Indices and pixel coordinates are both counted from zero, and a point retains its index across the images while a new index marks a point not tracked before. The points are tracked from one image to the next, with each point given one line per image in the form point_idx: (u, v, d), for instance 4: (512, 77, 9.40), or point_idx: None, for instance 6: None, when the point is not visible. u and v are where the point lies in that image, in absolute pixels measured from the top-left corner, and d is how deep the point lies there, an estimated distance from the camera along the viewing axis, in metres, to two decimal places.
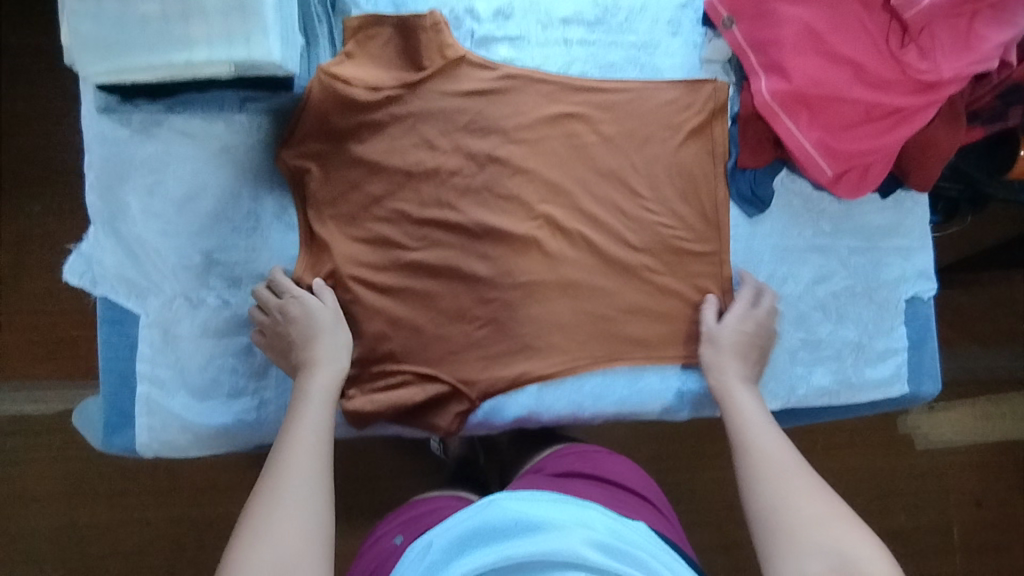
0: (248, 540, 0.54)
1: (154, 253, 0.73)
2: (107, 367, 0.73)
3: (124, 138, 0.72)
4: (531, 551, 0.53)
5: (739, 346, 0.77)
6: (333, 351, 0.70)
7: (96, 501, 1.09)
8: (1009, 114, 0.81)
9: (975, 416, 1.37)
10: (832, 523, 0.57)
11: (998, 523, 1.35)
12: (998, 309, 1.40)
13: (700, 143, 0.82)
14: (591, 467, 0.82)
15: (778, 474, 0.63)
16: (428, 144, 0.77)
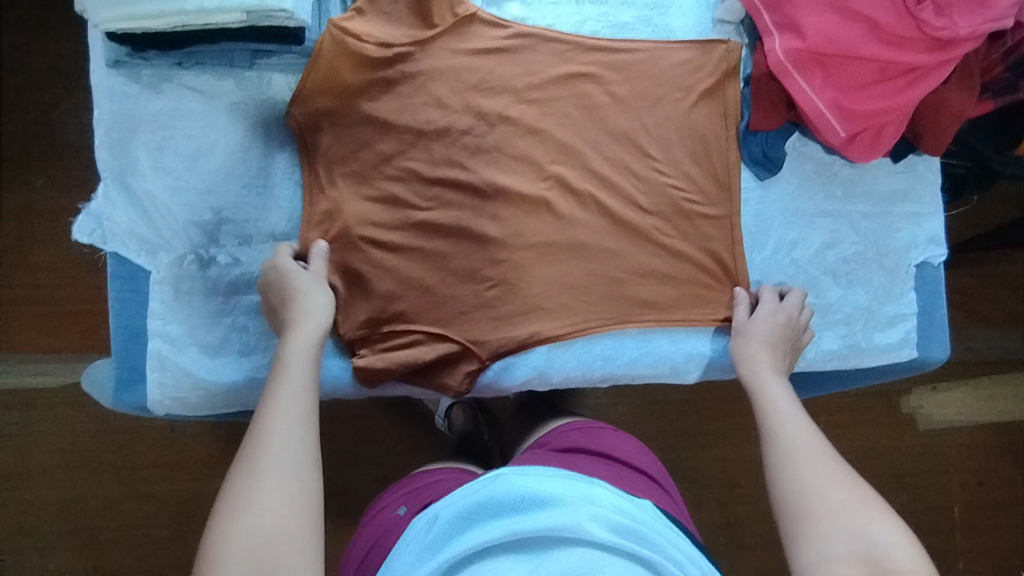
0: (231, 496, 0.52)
1: (164, 209, 0.73)
2: (120, 324, 0.73)
3: (134, 93, 0.72)
4: (538, 529, 0.51)
5: (769, 336, 0.76)
6: (317, 315, 0.68)
7: (102, 473, 1.10)
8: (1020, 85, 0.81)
9: (977, 396, 1.37)
10: (859, 510, 0.54)
11: (1000, 502, 1.36)
12: (1005, 289, 1.40)
13: (713, 104, 0.82)
14: (594, 444, 0.77)
15: (803, 460, 0.60)
16: (439, 102, 0.76)
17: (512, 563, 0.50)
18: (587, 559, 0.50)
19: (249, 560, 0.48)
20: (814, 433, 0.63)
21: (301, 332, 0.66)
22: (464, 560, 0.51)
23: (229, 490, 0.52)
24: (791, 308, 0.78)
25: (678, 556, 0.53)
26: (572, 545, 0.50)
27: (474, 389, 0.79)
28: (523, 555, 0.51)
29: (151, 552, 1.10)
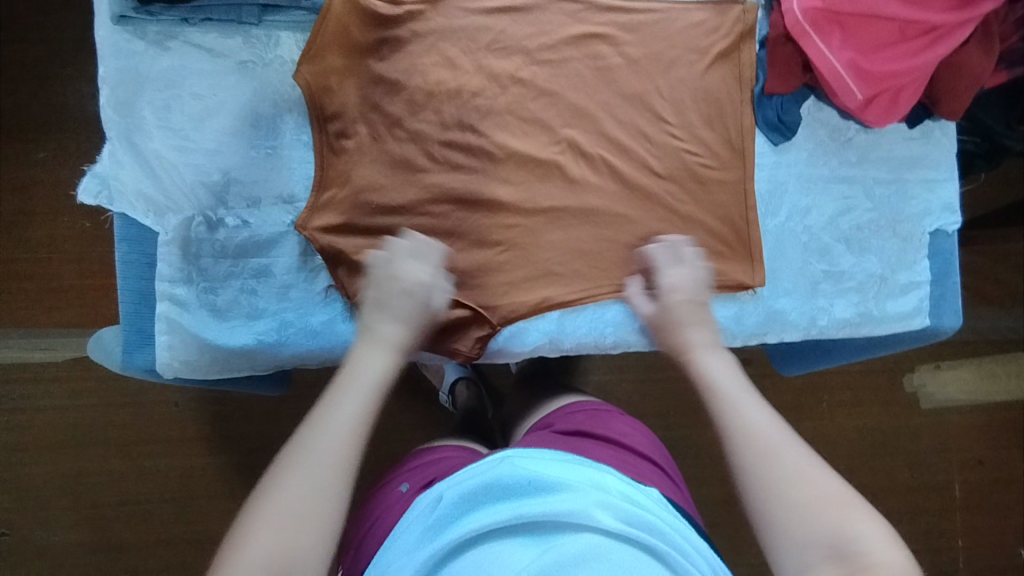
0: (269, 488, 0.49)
1: (172, 169, 0.71)
2: (128, 286, 0.72)
3: (140, 50, 0.71)
4: (544, 511, 0.51)
5: (679, 312, 0.70)
6: (395, 342, 0.63)
7: (106, 447, 1.09)
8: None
9: (980, 375, 1.37)
10: (835, 503, 0.50)
11: (1000, 481, 1.36)
12: (1010, 268, 1.40)
13: (728, 67, 0.80)
14: (599, 428, 0.75)
15: (773, 445, 0.55)
16: (450, 63, 0.75)
17: (517, 546, 0.50)
18: (588, 545, 0.49)
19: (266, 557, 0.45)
20: (774, 419, 0.57)
21: (374, 349, 0.61)
22: (467, 541, 0.51)
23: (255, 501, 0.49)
24: (688, 269, 0.74)
25: (685, 546, 0.53)
26: (576, 531, 0.50)
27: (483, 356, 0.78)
28: (528, 538, 0.50)
29: (157, 525, 1.10)
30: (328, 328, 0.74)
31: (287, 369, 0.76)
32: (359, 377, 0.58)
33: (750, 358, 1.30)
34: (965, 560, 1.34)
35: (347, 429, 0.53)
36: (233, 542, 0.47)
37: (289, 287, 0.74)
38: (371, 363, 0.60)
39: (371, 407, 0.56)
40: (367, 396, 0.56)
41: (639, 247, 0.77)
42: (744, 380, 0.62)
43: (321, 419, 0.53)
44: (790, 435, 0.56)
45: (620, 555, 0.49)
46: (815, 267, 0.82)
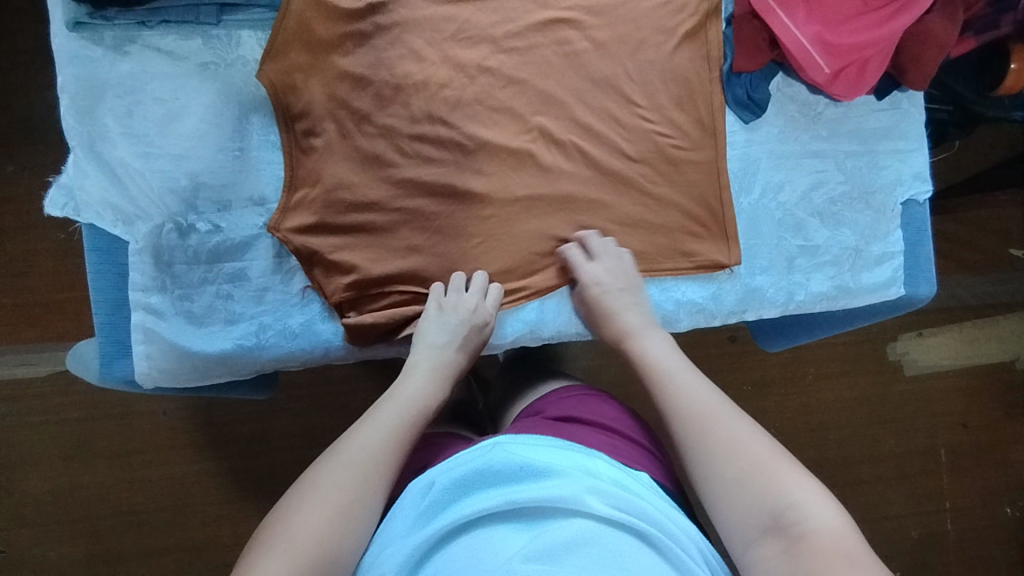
0: (324, 468, 0.58)
1: (139, 177, 0.70)
2: (101, 296, 0.71)
3: (98, 56, 0.69)
4: (535, 497, 0.51)
5: (602, 308, 0.75)
6: (443, 369, 0.71)
7: (96, 461, 1.09)
8: (1001, 21, 0.86)
9: (961, 340, 1.40)
10: (770, 471, 0.55)
11: (984, 442, 1.39)
12: (986, 233, 1.42)
13: (695, 47, 0.80)
14: (590, 415, 0.74)
15: (713, 417, 0.61)
16: (415, 55, 0.74)
17: (509, 533, 0.50)
18: (580, 531, 0.49)
19: (317, 520, 0.53)
20: (716, 397, 0.63)
21: (426, 374, 0.69)
22: (458, 528, 0.51)
23: (304, 489, 0.56)
24: (606, 260, 0.76)
25: (676, 530, 0.54)
26: (568, 516, 0.50)
27: None
28: (518, 523, 0.50)
29: (152, 536, 1.09)
30: (307, 329, 0.74)
31: (269, 372, 0.76)
32: (406, 395, 0.66)
33: (736, 335, 1.31)
34: (953, 522, 1.37)
35: (391, 438, 0.61)
36: (288, 507, 0.54)
37: (266, 290, 0.74)
38: (420, 387, 0.68)
39: (415, 422, 0.65)
40: (411, 411, 0.65)
41: (558, 247, 0.77)
42: (686, 363, 0.69)
43: (371, 426, 0.62)
44: (729, 409, 0.62)
45: (610, 541, 0.49)
46: (790, 243, 0.83)
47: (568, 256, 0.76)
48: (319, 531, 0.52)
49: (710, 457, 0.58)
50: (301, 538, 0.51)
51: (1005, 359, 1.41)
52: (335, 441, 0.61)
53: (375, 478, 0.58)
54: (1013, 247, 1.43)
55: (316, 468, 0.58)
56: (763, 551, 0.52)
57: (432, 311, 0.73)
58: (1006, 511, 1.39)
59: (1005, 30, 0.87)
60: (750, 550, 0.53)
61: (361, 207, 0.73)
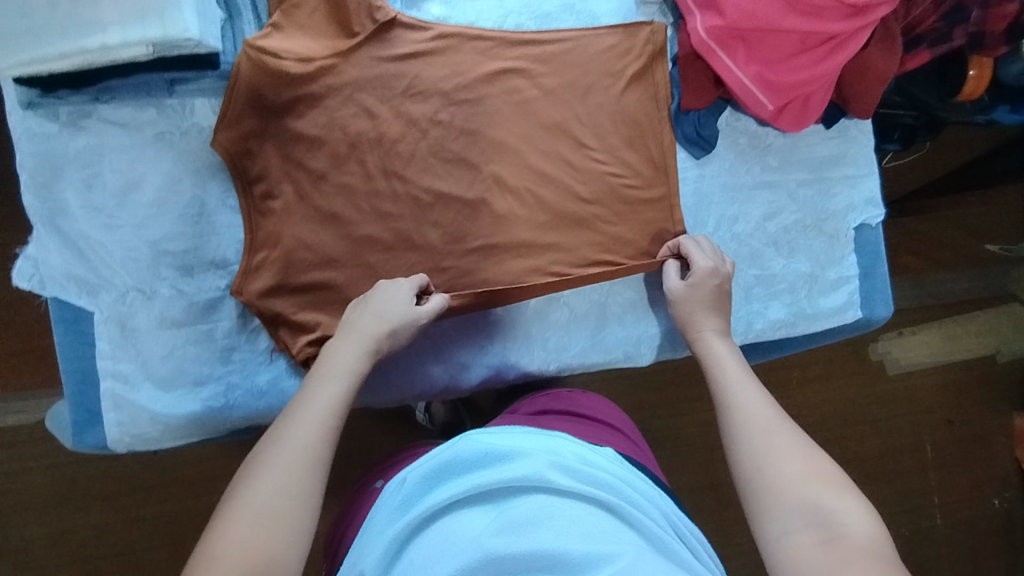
0: (252, 471, 0.55)
1: (102, 249, 0.72)
2: (70, 367, 0.72)
3: (54, 132, 0.71)
4: (498, 480, 0.53)
5: (699, 301, 0.75)
6: (367, 333, 0.67)
7: (90, 503, 1.10)
8: (953, 33, 0.88)
9: (942, 338, 1.41)
10: (818, 484, 0.56)
11: (966, 436, 1.41)
12: (956, 232, 1.44)
13: (643, 88, 0.82)
14: (563, 404, 0.79)
15: (765, 426, 0.62)
16: (368, 113, 0.76)
17: (475, 513, 0.52)
18: (543, 504, 0.51)
19: (248, 528, 0.50)
20: (770, 402, 0.65)
21: (353, 346, 0.66)
22: (431, 514, 0.52)
23: (229, 500, 0.53)
24: (715, 260, 0.77)
25: (636, 497, 0.56)
26: (531, 493, 0.52)
27: (430, 390, 0.80)
28: (486, 506, 0.52)
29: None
30: (274, 386, 0.76)
31: (242, 428, 0.77)
32: (331, 377, 0.64)
33: None
34: (942, 516, 1.39)
35: (318, 427, 0.59)
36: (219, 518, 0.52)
37: (231, 349, 0.75)
38: (341, 364, 0.65)
39: (342, 403, 0.62)
40: (336, 390, 0.63)
41: (677, 240, 0.80)
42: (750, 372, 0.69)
43: (291, 420, 0.59)
44: (784, 418, 0.63)
45: (571, 511, 0.51)
46: (747, 273, 0.85)
47: (681, 247, 0.79)
48: (250, 543, 0.50)
49: (761, 450, 0.60)
50: (230, 553, 0.49)
51: (982, 355, 1.43)
52: (258, 443, 0.59)
53: (304, 474, 0.55)
54: (987, 243, 1.45)
55: (239, 478, 0.55)
56: (798, 538, 0.53)
57: (363, 301, 0.71)
58: (993, 503, 1.41)
59: (958, 44, 0.89)
60: (785, 536, 0.54)
61: (323, 263, 0.75)
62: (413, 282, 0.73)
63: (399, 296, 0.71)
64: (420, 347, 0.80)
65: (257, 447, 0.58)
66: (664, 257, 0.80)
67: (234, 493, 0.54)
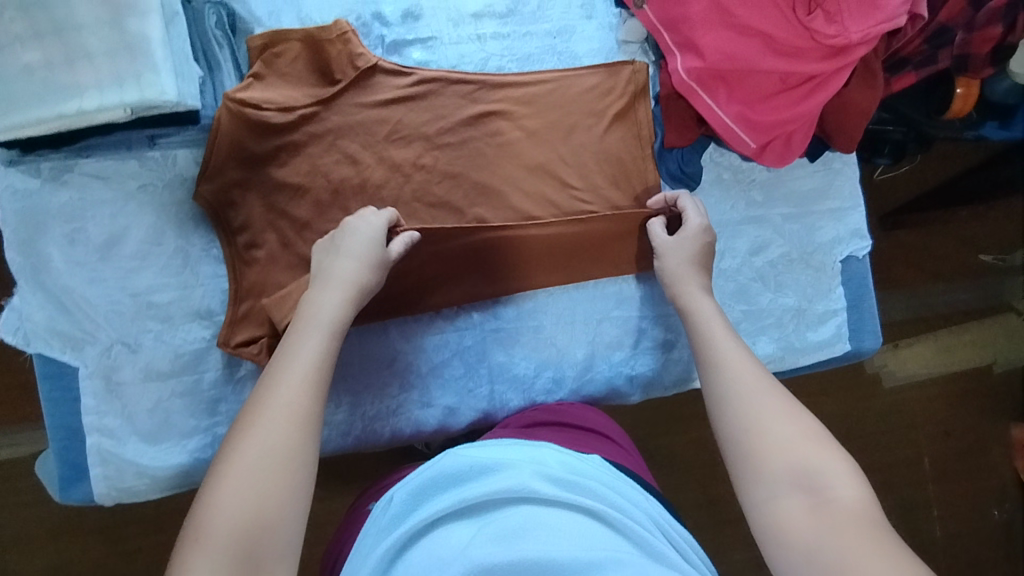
0: (240, 433, 0.54)
1: (85, 303, 0.72)
2: (56, 423, 0.72)
3: (36, 188, 0.71)
4: (484, 493, 0.52)
5: (678, 254, 0.75)
6: (347, 281, 0.67)
7: (85, 536, 1.08)
8: (939, 56, 0.85)
9: (936, 350, 1.36)
10: (804, 445, 0.55)
11: (964, 448, 1.35)
12: (956, 243, 1.39)
13: (626, 126, 0.82)
14: (553, 415, 0.75)
15: (751, 393, 0.61)
16: (351, 159, 0.76)
17: (461, 527, 0.51)
18: (528, 515, 0.50)
19: (247, 491, 0.50)
20: (757, 364, 0.64)
21: (332, 297, 0.66)
22: (419, 528, 0.52)
23: (220, 465, 0.52)
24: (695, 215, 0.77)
25: (620, 501, 0.55)
26: (518, 504, 0.51)
27: (419, 433, 0.80)
28: (472, 519, 0.51)
29: None
30: None
31: None
32: (313, 329, 0.63)
33: None
34: (941, 528, 1.32)
35: (304, 381, 0.58)
36: (212, 483, 0.51)
37: (218, 401, 0.75)
38: (321, 316, 0.64)
39: (325, 352, 0.62)
40: (320, 341, 0.62)
41: (665, 193, 0.80)
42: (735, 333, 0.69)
43: (277, 376, 0.58)
44: (768, 381, 0.62)
45: (557, 519, 0.50)
46: (735, 308, 0.84)
47: (677, 201, 0.79)
48: (249, 503, 0.49)
49: (749, 408, 0.60)
50: (230, 514, 0.48)
51: (981, 365, 1.37)
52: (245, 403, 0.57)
53: (297, 431, 0.55)
54: (982, 253, 1.40)
55: (229, 438, 0.54)
56: (788, 502, 0.53)
57: (331, 245, 0.70)
58: (995, 515, 1.35)
59: (943, 66, 0.85)
60: (774, 499, 0.53)
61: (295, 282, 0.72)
62: (382, 218, 0.72)
63: (372, 239, 0.70)
64: (404, 389, 0.79)
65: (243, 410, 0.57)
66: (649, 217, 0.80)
67: (225, 458, 0.53)
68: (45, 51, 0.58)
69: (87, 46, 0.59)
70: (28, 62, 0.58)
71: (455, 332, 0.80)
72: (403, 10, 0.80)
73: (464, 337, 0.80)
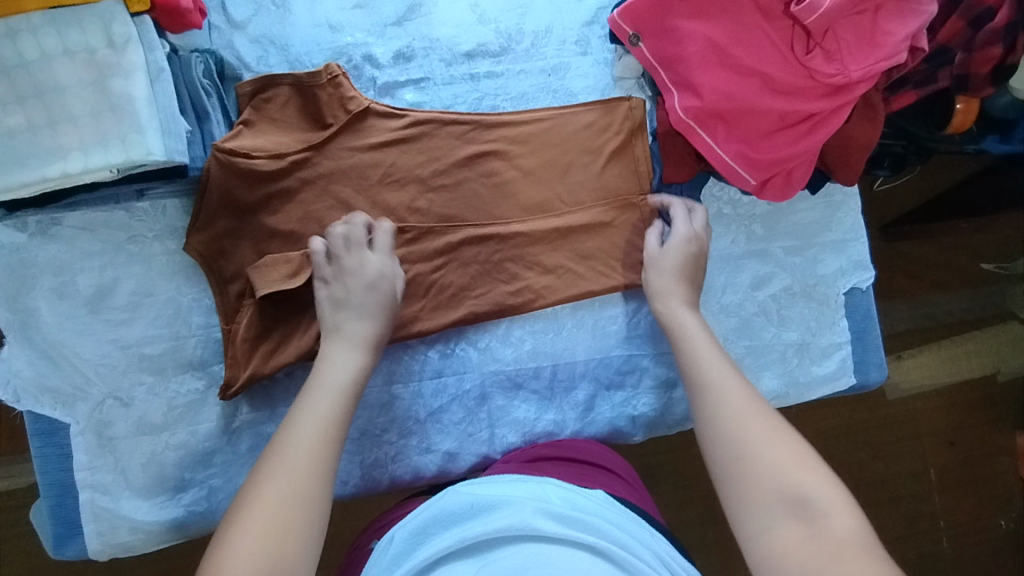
0: (254, 488, 0.53)
1: (75, 358, 0.70)
2: (47, 479, 0.71)
3: (23, 243, 0.70)
4: (485, 530, 0.49)
5: (667, 263, 0.75)
6: (360, 336, 0.67)
7: None
8: (938, 75, 0.84)
9: (941, 360, 1.33)
10: (794, 470, 0.54)
11: (971, 459, 1.33)
12: (957, 253, 1.37)
13: (624, 163, 0.80)
14: (557, 450, 0.73)
15: (740, 421, 0.60)
16: (344, 204, 0.74)
17: (463, 564, 0.48)
18: (531, 554, 0.46)
19: (262, 542, 0.49)
20: (749, 389, 0.63)
21: (345, 351, 0.66)
22: (419, 571, 0.49)
23: (233, 518, 0.51)
24: (687, 224, 0.77)
25: (624, 538, 0.51)
26: (520, 542, 0.48)
27: (419, 479, 0.77)
28: (473, 557, 0.48)
29: None
30: None
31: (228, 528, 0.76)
32: (327, 383, 0.62)
33: None
34: (950, 540, 1.29)
35: (317, 434, 0.58)
36: (225, 536, 0.50)
37: (212, 453, 0.73)
38: (331, 371, 0.64)
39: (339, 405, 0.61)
40: (336, 397, 0.62)
41: (660, 197, 0.80)
42: (726, 357, 0.68)
43: (292, 428, 0.58)
44: (763, 407, 0.61)
45: (562, 559, 0.46)
46: (737, 344, 0.83)
47: (670, 206, 0.78)
48: (262, 552, 0.48)
49: (739, 435, 0.59)
50: (243, 564, 0.47)
51: (983, 374, 1.35)
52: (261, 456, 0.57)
53: (312, 484, 0.54)
54: (983, 262, 1.38)
55: (246, 490, 0.54)
56: (783, 533, 0.51)
57: (342, 294, 0.69)
58: (1001, 524, 1.32)
59: (943, 86, 0.84)
60: (769, 531, 0.52)
61: (276, 283, 0.70)
62: (382, 252, 0.72)
63: (377, 286, 0.69)
64: (402, 436, 0.77)
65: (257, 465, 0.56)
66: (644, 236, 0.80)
67: (239, 512, 0.51)
68: (28, 114, 0.59)
69: (70, 108, 0.60)
70: (11, 126, 0.59)
71: (454, 376, 0.78)
72: (394, 52, 0.79)
73: (464, 381, 0.78)
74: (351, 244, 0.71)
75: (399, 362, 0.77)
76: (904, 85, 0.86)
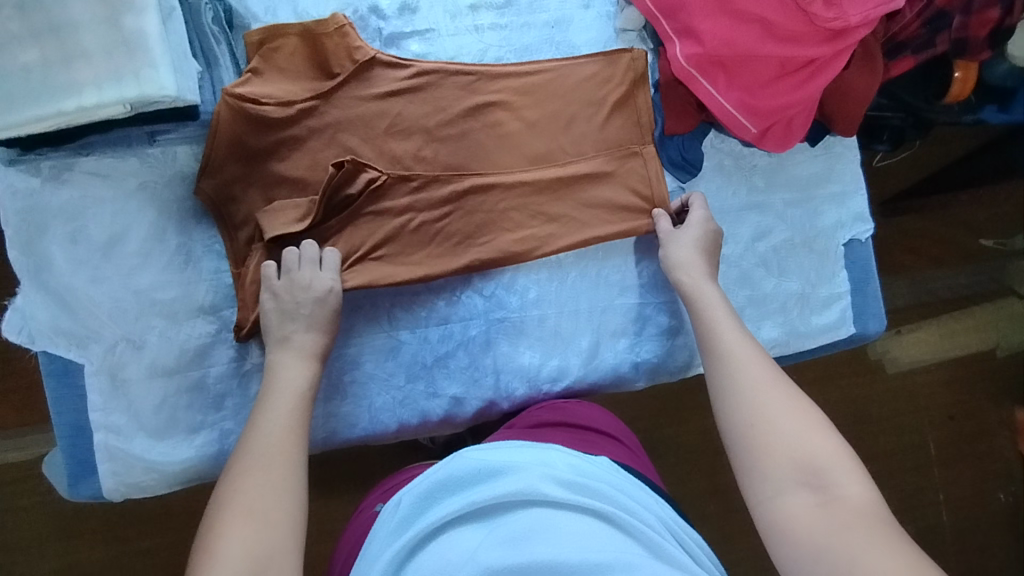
0: (228, 492, 0.56)
1: (88, 301, 0.72)
2: (62, 420, 0.72)
3: (36, 188, 0.71)
4: (499, 494, 0.50)
5: (693, 236, 0.77)
6: (309, 347, 0.70)
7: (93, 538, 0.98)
8: (937, 40, 0.82)
9: (941, 335, 1.35)
10: (808, 439, 0.55)
11: (970, 431, 1.34)
12: (958, 229, 1.38)
13: (626, 114, 0.82)
14: (560, 416, 0.73)
15: (756, 391, 0.61)
16: (351, 152, 0.75)
17: (470, 531, 0.49)
18: (539, 520, 0.48)
19: (247, 533, 0.52)
20: (769, 363, 0.64)
21: (295, 360, 0.68)
22: (425, 536, 0.50)
23: (214, 518, 0.54)
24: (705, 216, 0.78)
25: (632, 504, 0.53)
26: (528, 508, 0.50)
27: (425, 424, 0.79)
28: (479, 523, 0.50)
29: None
30: None
31: None
32: (279, 390, 0.66)
33: None
34: (948, 512, 1.31)
35: (279, 437, 0.61)
36: (211, 535, 0.53)
37: (224, 395, 0.75)
38: (280, 383, 0.66)
39: (298, 413, 0.65)
40: (292, 402, 0.65)
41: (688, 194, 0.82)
42: (747, 333, 0.69)
43: (255, 432, 0.62)
44: (784, 379, 0.62)
45: (569, 524, 0.48)
46: (738, 295, 0.84)
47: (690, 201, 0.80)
48: (250, 544, 0.51)
49: (755, 407, 0.59)
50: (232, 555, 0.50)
51: (983, 350, 1.36)
52: (232, 456, 0.61)
53: (283, 481, 0.57)
54: (982, 238, 1.39)
55: (221, 489, 0.57)
56: (794, 501, 0.53)
57: (283, 310, 0.70)
58: (999, 497, 1.34)
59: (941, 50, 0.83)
60: (779, 497, 0.54)
61: (285, 225, 0.72)
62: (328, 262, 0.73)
63: (311, 297, 0.70)
64: (410, 381, 0.78)
65: (229, 469, 0.59)
66: (654, 205, 0.81)
67: (218, 512, 0.54)
68: (43, 50, 0.61)
69: (84, 44, 0.62)
70: (26, 61, 0.60)
71: (460, 323, 0.80)
72: (400, 4, 0.80)
73: (469, 328, 0.80)
74: (304, 263, 0.72)
75: (405, 309, 0.79)
76: (902, 49, 0.85)
